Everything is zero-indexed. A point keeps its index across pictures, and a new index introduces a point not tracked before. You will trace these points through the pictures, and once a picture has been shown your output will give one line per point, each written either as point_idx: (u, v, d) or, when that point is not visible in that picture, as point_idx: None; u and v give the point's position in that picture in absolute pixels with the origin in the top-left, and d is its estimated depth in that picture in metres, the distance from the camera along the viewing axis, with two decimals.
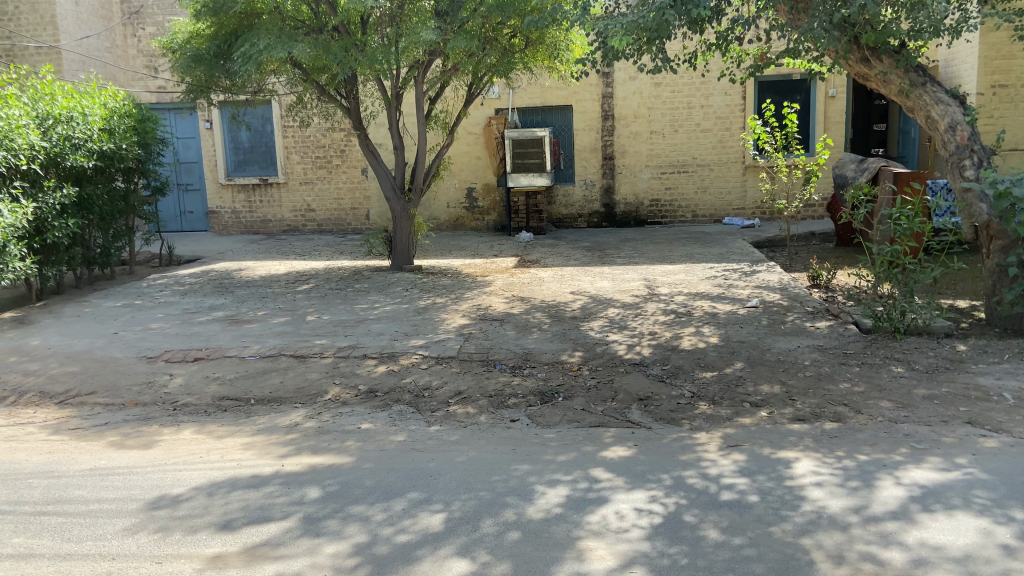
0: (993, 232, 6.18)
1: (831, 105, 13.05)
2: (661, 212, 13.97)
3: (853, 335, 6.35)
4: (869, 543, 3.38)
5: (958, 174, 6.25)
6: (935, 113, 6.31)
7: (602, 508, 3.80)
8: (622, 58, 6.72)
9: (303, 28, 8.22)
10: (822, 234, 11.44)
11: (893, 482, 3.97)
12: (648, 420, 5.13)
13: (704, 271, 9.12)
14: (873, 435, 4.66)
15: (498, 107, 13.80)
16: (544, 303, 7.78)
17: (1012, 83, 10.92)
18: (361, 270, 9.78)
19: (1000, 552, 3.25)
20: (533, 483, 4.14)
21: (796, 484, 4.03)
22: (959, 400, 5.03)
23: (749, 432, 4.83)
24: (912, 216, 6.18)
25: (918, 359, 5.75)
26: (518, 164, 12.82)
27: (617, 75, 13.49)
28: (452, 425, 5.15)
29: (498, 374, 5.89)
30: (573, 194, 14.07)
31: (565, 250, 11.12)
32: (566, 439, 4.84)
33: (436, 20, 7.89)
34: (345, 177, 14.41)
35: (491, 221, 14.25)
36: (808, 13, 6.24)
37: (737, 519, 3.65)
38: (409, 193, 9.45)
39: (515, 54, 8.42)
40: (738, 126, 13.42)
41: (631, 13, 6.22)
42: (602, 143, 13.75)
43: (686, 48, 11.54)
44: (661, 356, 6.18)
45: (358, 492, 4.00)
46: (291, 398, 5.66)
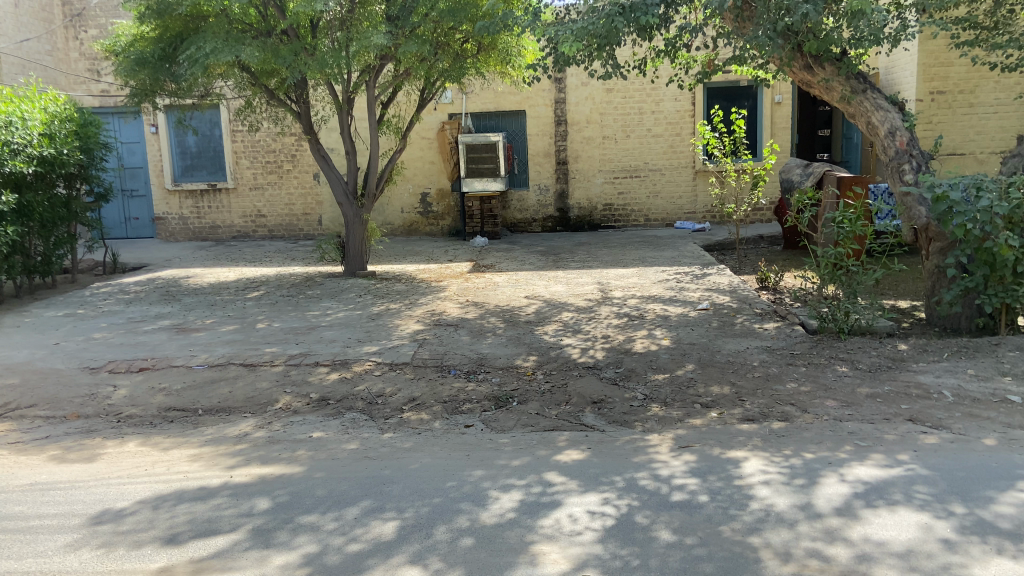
0: (931, 234, 6.32)
1: (777, 111, 13.35)
2: (614, 216, 14.10)
3: (800, 336, 6.50)
4: (814, 539, 3.46)
5: (898, 179, 6.38)
6: (875, 119, 6.45)
7: (556, 511, 3.82)
8: (573, 64, 6.72)
9: (251, 30, 8.07)
10: (770, 237, 11.67)
11: (838, 479, 4.08)
12: (602, 422, 5.17)
13: (656, 274, 9.24)
14: (818, 434, 4.77)
15: (451, 112, 13.76)
16: (498, 308, 7.79)
17: (950, 90, 11.32)
18: (313, 276, 9.64)
19: (940, 546, 3.35)
20: (487, 489, 4.14)
21: (745, 483, 4.11)
22: (900, 397, 5.18)
23: (701, 433, 4.91)
24: (854, 219, 6.33)
25: (861, 358, 5.89)
26: (472, 169, 12.84)
27: (569, 80, 13.58)
28: (405, 432, 5.11)
29: (452, 380, 5.88)
30: (527, 199, 14.12)
31: (519, 254, 11.13)
32: (520, 443, 4.86)
33: (387, 24, 7.80)
34: (297, 183, 14.25)
35: (446, 226, 14.20)
36: (752, 20, 6.32)
37: (687, 519, 3.71)
38: (362, 198, 9.32)
39: (467, 59, 8.37)
40: (688, 130, 13.63)
41: (580, 19, 6.28)
42: (556, 148, 13.82)
43: (633, 53, 11.95)
44: (614, 359, 6.24)
45: (309, 502, 3.95)
46: (241, 407, 5.56)
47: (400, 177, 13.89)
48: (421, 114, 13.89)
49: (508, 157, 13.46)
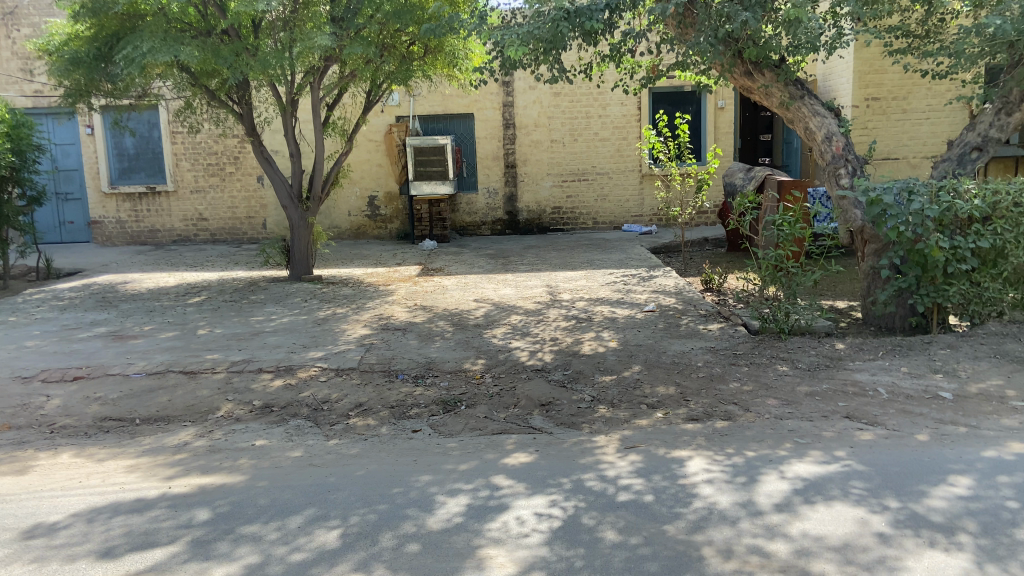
0: (866, 236, 6.48)
1: (720, 116, 13.62)
2: (563, 219, 14.20)
3: (742, 336, 6.63)
4: (755, 535, 3.54)
5: (835, 183, 6.55)
6: (812, 125, 6.59)
7: (503, 514, 3.82)
8: (520, 67, 6.73)
9: (190, 30, 7.89)
10: (715, 240, 11.89)
11: (778, 476, 4.17)
12: (549, 425, 5.19)
13: (604, 276, 9.33)
14: (759, 432, 4.87)
15: (399, 115, 13.70)
16: (446, 311, 7.76)
17: (884, 96, 11.71)
18: (257, 281, 9.47)
19: (875, 540, 3.45)
20: (434, 494, 4.11)
21: (688, 481, 4.17)
22: (838, 395, 5.32)
23: (647, 433, 4.97)
24: (793, 222, 6.47)
25: (801, 357, 6.05)
26: (420, 172, 12.76)
27: (516, 83, 13.62)
28: (351, 438, 5.05)
29: (399, 385, 5.82)
30: (476, 202, 14.11)
31: (468, 257, 11.12)
32: (467, 447, 4.84)
33: (332, 25, 7.69)
34: (240, 185, 13.99)
35: (394, 229, 14.11)
36: (694, 27, 6.42)
37: (633, 519, 3.75)
38: (307, 201, 9.19)
39: (414, 62, 8.33)
40: (634, 134, 13.81)
41: (525, 23, 6.30)
42: (504, 151, 13.85)
43: (580, 58, 12.07)
44: (562, 362, 6.27)
45: (251, 511, 3.87)
46: (180, 416, 5.42)
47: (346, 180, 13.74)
48: (367, 117, 13.76)
49: (457, 160, 13.43)
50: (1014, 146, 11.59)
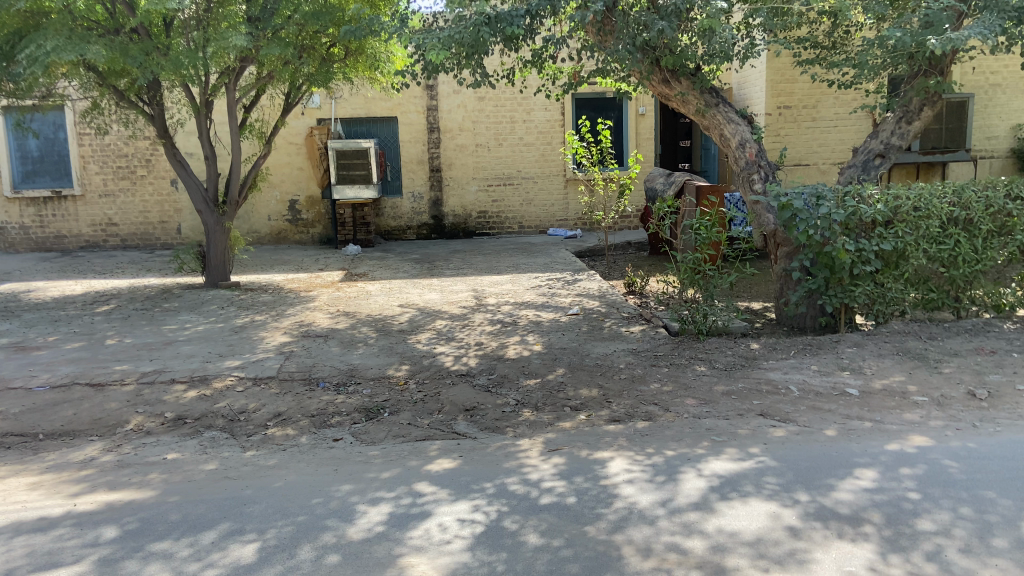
0: (778, 240, 6.73)
1: (641, 122, 13.88)
2: (489, 223, 14.23)
3: (663, 338, 6.78)
4: (673, 533, 3.62)
5: (748, 188, 6.77)
6: (727, 132, 6.80)
7: (425, 522, 3.79)
8: (442, 71, 6.72)
9: (97, 28, 7.58)
10: (637, 243, 12.12)
11: (696, 474, 4.28)
12: (473, 430, 5.18)
13: (529, 280, 9.39)
14: (678, 431, 4.98)
15: (320, 117, 13.46)
16: (370, 317, 7.66)
17: (795, 105, 12.18)
18: (171, 288, 9.14)
19: (786, 533, 3.58)
20: (355, 503, 4.04)
21: (610, 482, 4.23)
22: (753, 393, 5.50)
23: (570, 436, 5.01)
24: (710, 226, 6.65)
25: (718, 357, 6.22)
26: (343, 176, 12.60)
27: (440, 87, 13.57)
28: (269, 449, 4.93)
29: (320, 393, 5.71)
30: (401, 207, 14.00)
31: (393, 262, 11.01)
32: (390, 455, 4.79)
33: (247, 26, 7.51)
34: (152, 189, 13.49)
35: (317, 234, 13.86)
36: (613, 34, 6.54)
37: (555, 521, 3.78)
38: (223, 206, 8.93)
39: (334, 64, 8.21)
40: (558, 140, 13.96)
41: (447, 27, 6.28)
42: (429, 155, 13.79)
43: (503, 64, 12.15)
44: (487, 366, 6.27)
45: (163, 527, 3.72)
46: (87, 430, 5.17)
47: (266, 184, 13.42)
48: (286, 119, 13.45)
49: (381, 164, 13.30)
50: (914, 153, 12.22)
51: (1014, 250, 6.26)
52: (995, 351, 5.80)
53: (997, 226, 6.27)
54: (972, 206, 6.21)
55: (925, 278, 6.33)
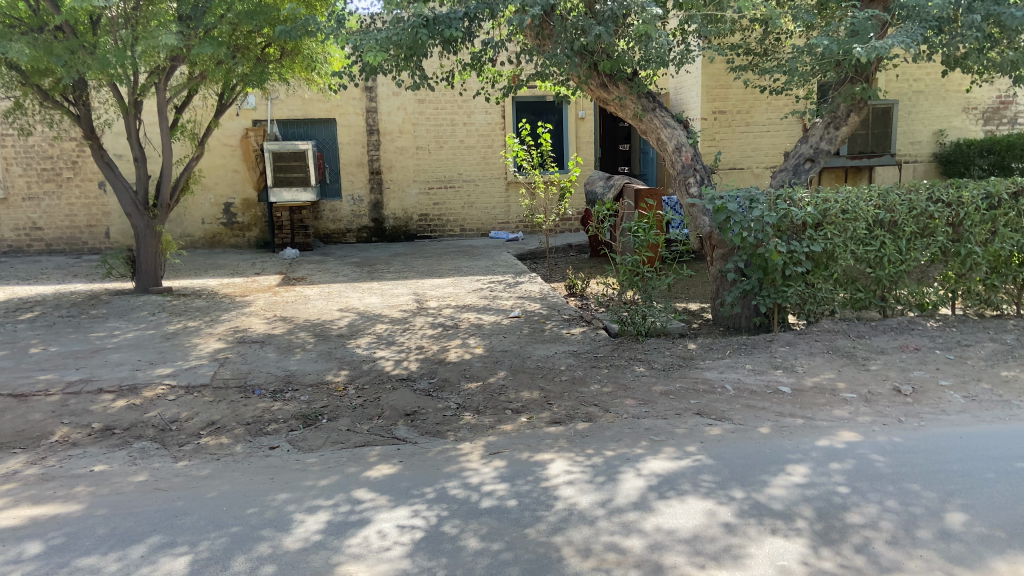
0: (714, 241, 6.87)
1: (581, 126, 14.01)
2: (430, 226, 14.16)
3: (603, 339, 6.85)
4: (613, 533, 3.65)
5: (685, 191, 6.90)
6: (663, 136, 6.90)
7: (364, 529, 3.74)
8: (381, 73, 6.65)
9: (19, 25, 7.27)
10: (578, 246, 12.22)
11: (635, 474, 4.33)
12: (414, 435, 5.13)
13: (470, 283, 9.37)
14: (618, 432, 5.03)
15: (256, 118, 13.18)
16: (308, 322, 7.53)
17: (730, 110, 12.48)
18: (98, 294, 8.82)
19: (722, 530, 3.65)
20: (291, 512, 3.96)
21: (550, 484, 4.24)
22: (690, 393, 5.59)
23: (511, 439, 5.02)
24: (647, 229, 6.75)
25: (656, 358, 6.31)
26: (280, 178, 12.41)
27: (380, 89, 13.44)
28: (202, 458, 4.79)
29: (256, 400, 5.58)
30: (340, 210, 13.82)
31: (333, 266, 10.86)
32: (328, 462, 4.71)
33: (178, 24, 7.31)
34: (79, 192, 13.00)
35: (253, 237, 13.58)
36: (551, 38, 6.58)
37: (496, 524, 3.77)
38: (154, 209, 8.67)
39: (270, 64, 8.05)
40: (499, 142, 13.99)
41: (384, 29, 6.22)
42: (368, 158, 13.64)
43: (442, 66, 12.12)
44: (428, 370, 6.23)
45: (89, 542, 3.58)
46: (8, 443, 4.94)
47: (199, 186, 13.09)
48: (221, 120, 13.14)
49: (319, 166, 13.10)
50: (842, 158, 12.66)
51: (935, 251, 6.50)
52: (919, 348, 6.04)
53: (919, 228, 6.51)
54: (897, 208, 6.44)
55: (853, 278, 6.57)
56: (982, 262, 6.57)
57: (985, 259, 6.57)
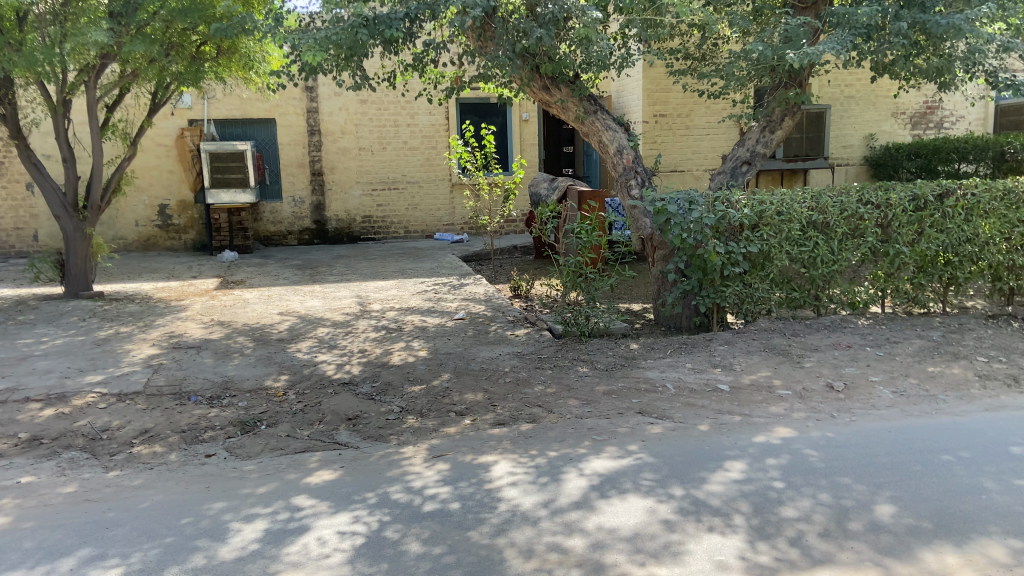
0: (655, 243, 6.98)
1: (525, 128, 14.06)
2: (374, 228, 14.02)
3: (547, 340, 6.88)
4: (555, 533, 3.66)
5: (626, 193, 7.00)
6: (605, 138, 6.98)
7: (303, 536, 3.67)
8: (321, 73, 6.57)
9: None
10: (523, 247, 12.26)
11: (577, 474, 4.36)
12: (356, 439, 5.07)
13: (414, 285, 9.31)
14: (561, 432, 5.06)
15: (191, 118, 12.87)
16: (247, 326, 7.37)
17: (670, 113, 12.70)
18: (26, 300, 8.47)
19: (662, 527, 3.70)
20: (228, 521, 3.87)
21: (494, 486, 4.24)
22: (632, 392, 5.66)
23: (454, 441, 4.99)
24: (590, 230, 6.83)
25: (599, 358, 6.37)
26: (217, 180, 12.14)
27: (321, 89, 13.26)
28: (135, 468, 4.64)
29: (192, 407, 5.43)
30: (281, 211, 13.58)
31: (273, 269, 10.66)
32: (267, 469, 4.61)
33: (108, 21, 7.08)
34: (5, 193, 12.47)
35: (190, 240, 13.24)
36: (493, 40, 6.59)
37: (438, 528, 3.74)
38: (85, 211, 8.38)
39: (205, 63, 7.86)
40: (443, 144, 13.93)
41: (322, 28, 6.14)
42: (309, 159, 13.44)
43: (384, 67, 12.03)
44: (370, 373, 6.16)
45: (13, 557, 3.44)
46: None
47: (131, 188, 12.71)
48: (154, 119, 12.78)
49: (258, 168, 12.86)
50: (778, 161, 13.02)
51: (866, 251, 6.71)
52: (851, 345, 6.24)
53: (850, 228, 6.71)
54: (829, 210, 6.63)
55: (788, 278, 6.74)
56: (910, 262, 6.79)
57: (913, 259, 6.79)
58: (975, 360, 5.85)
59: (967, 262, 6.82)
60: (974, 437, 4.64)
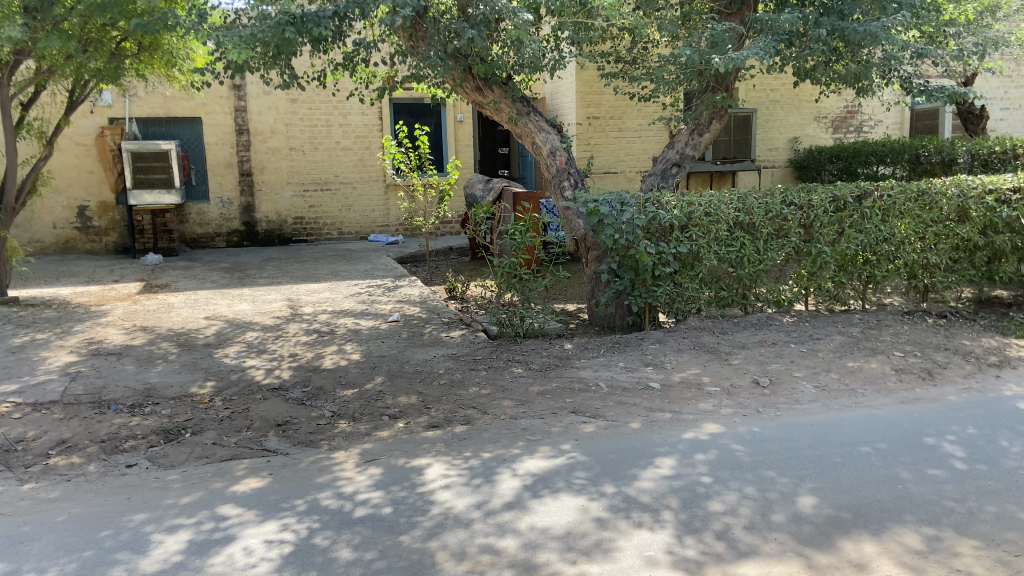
0: (588, 244, 7.06)
1: (460, 129, 14.04)
2: (306, 229, 13.77)
3: (482, 342, 6.87)
4: (487, 534, 3.66)
5: (560, 194, 7.05)
6: (538, 140, 7.02)
7: (228, 546, 3.57)
8: (247, 71, 6.43)
9: None
10: (459, 249, 12.23)
11: (510, 474, 4.36)
12: (285, 445, 4.96)
13: (348, 288, 9.18)
14: (495, 433, 5.06)
15: (112, 116, 12.43)
16: (172, 332, 7.14)
17: (603, 115, 12.86)
18: None
19: (594, 525, 3.73)
20: (150, 532, 3.73)
21: (426, 489, 4.21)
22: (565, 392, 5.70)
23: (387, 445, 4.93)
24: (525, 231, 6.86)
25: (533, 359, 6.40)
26: (139, 180, 11.74)
27: (249, 88, 12.98)
28: (50, 480, 4.43)
29: (112, 416, 5.23)
30: (208, 213, 13.21)
31: (201, 272, 10.36)
32: (191, 478, 4.47)
33: (22, 15, 6.79)
34: None
35: (111, 242, 12.77)
36: (424, 40, 6.55)
37: (369, 533, 3.69)
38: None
39: (126, 59, 7.62)
40: (377, 144, 13.80)
41: (248, 25, 6.01)
42: (238, 158, 13.13)
43: (313, 65, 11.86)
44: (301, 378, 6.04)
45: None
46: None
47: (48, 189, 12.18)
48: (72, 118, 12.29)
49: (183, 167, 12.48)
50: (707, 163, 13.35)
51: (789, 251, 6.93)
52: (776, 342, 6.42)
53: (775, 229, 6.91)
54: (754, 211, 6.82)
55: (717, 277, 6.91)
56: (831, 261, 7.03)
57: (834, 259, 7.04)
58: (892, 355, 6.10)
59: (885, 261, 7.09)
60: (890, 429, 4.83)
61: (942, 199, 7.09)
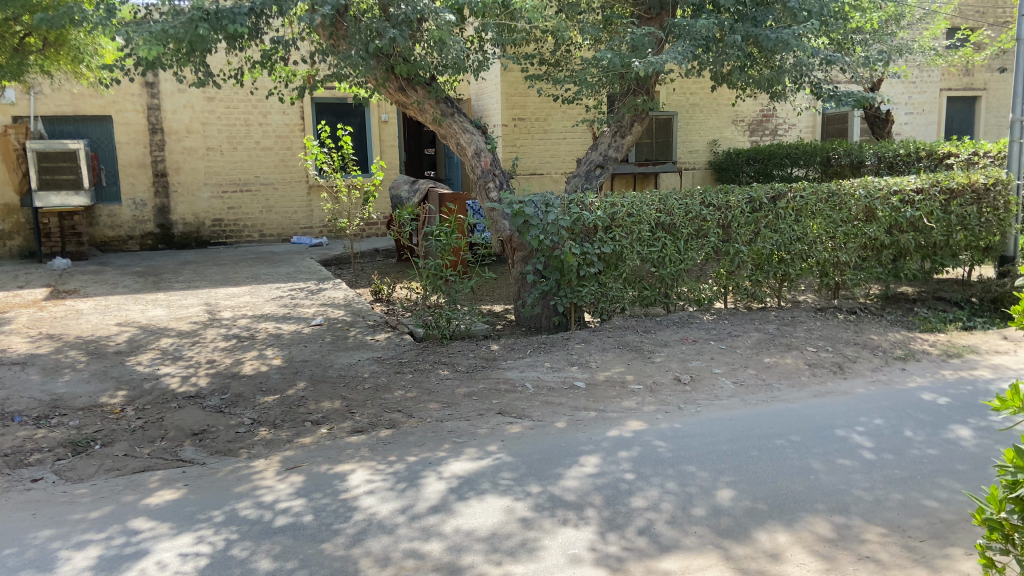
0: (514, 245, 7.09)
1: (385, 129, 13.89)
2: (225, 232, 13.37)
3: (407, 344, 6.81)
4: (411, 539, 3.62)
5: (485, 195, 7.06)
6: (463, 140, 7.01)
7: (140, 562, 3.42)
8: (160, 68, 6.21)
9: None
10: (385, 251, 12.10)
11: (436, 477, 4.33)
12: (202, 455, 4.79)
13: (270, 291, 8.96)
14: (421, 436, 5.01)
15: (15, 115, 11.82)
16: (81, 339, 6.81)
17: (528, 117, 12.94)
18: None
19: (519, 525, 3.74)
20: (55, 550, 3.54)
21: (350, 495, 4.13)
22: (492, 393, 5.70)
23: (310, 451, 4.83)
24: (450, 233, 6.84)
25: (460, 360, 6.38)
26: (46, 181, 11.20)
27: (163, 85, 12.53)
28: None
29: (14, 429, 4.94)
30: (120, 215, 12.68)
31: (112, 276, 9.93)
32: (101, 492, 4.27)
33: None
34: None
35: (15, 246, 12.11)
36: (345, 39, 6.45)
37: (290, 542, 3.60)
38: None
39: (29, 55, 7.24)
40: (298, 144, 13.52)
41: (160, 21, 5.79)
42: (152, 158, 12.66)
43: (229, 62, 11.53)
44: (219, 385, 5.86)
45: None
46: None
47: None
48: None
49: (93, 168, 11.94)
50: (631, 164, 13.61)
51: (708, 250, 7.13)
52: (696, 340, 6.58)
53: (694, 229, 7.09)
54: (675, 212, 6.97)
55: (640, 277, 7.03)
56: (747, 260, 7.26)
57: (750, 258, 7.26)
58: (806, 350, 6.33)
59: (798, 260, 7.37)
60: (803, 422, 5.01)
61: (850, 200, 7.41)
